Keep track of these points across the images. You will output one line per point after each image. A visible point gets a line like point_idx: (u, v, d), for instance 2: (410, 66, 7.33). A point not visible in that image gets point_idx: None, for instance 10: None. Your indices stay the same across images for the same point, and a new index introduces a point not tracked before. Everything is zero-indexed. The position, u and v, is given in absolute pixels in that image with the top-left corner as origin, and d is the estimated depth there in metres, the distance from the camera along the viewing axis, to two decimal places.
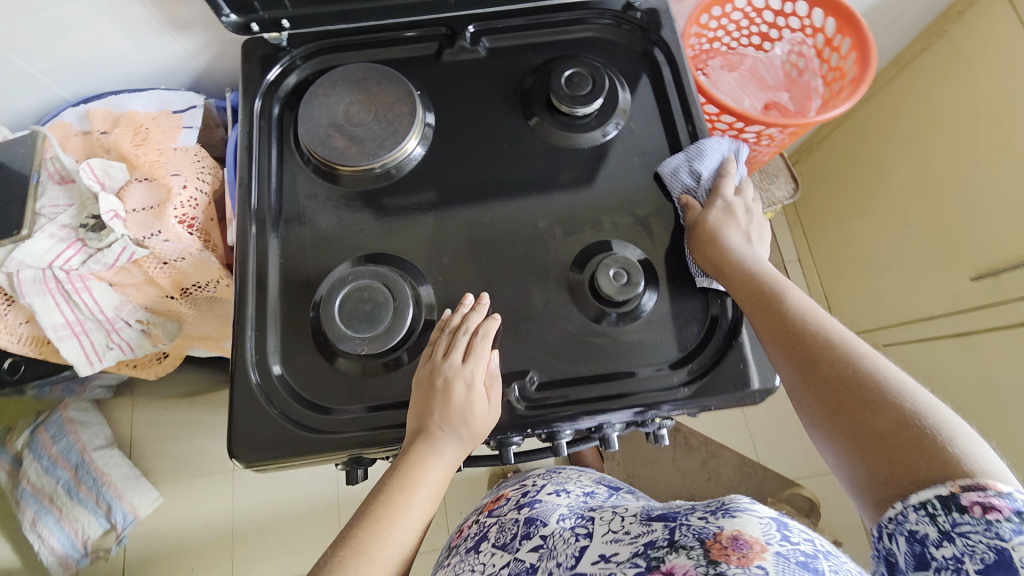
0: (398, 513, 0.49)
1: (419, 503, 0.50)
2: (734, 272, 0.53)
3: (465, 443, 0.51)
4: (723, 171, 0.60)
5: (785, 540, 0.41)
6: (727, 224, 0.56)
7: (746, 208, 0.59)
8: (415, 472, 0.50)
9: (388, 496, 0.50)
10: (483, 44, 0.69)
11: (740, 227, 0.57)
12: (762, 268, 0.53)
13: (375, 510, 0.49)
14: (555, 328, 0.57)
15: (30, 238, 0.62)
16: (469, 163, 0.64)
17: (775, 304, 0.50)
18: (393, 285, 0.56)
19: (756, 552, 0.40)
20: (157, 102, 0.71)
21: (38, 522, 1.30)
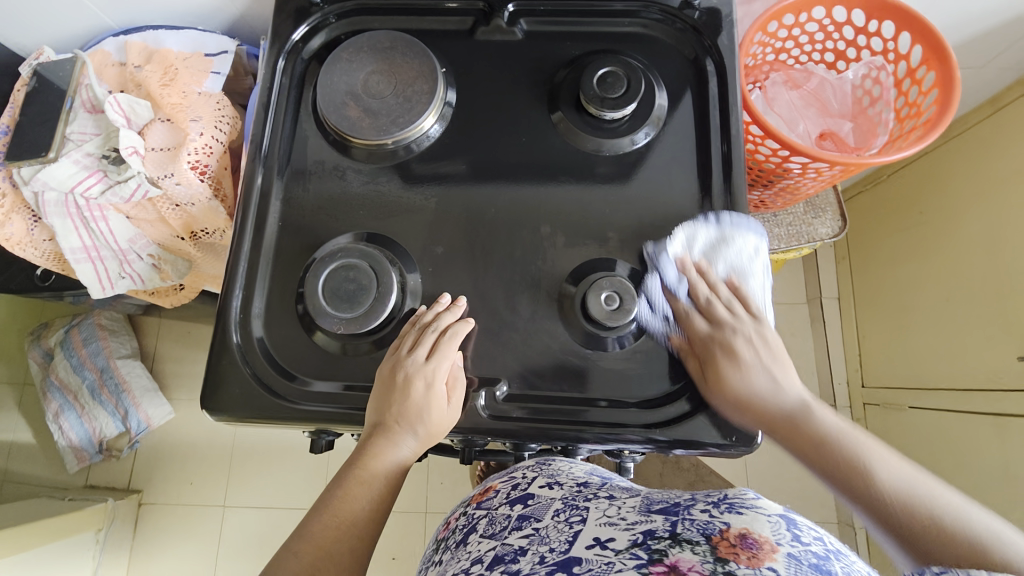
0: (349, 496, 0.50)
1: (370, 491, 0.50)
2: (789, 426, 0.47)
3: (416, 442, 0.51)
4: (678, 308, 0.54)
5: (796, 540, 0.39)
6: (734, 371, 0.49)
7: (734, 326, 0.51)
8: (370, 462, 0.50)
9: (344, 481, 0.51)
10: (521, 26, 0.64)
11: (745, 365, 0.49)
12: (832, 426, 0.45)
13: (333, 495, 0.50)
14: (537, 341, 0.55)
15: (56, 161, 0.65)
16: (483, 151, 0.61)
17: (863, 482, 0.42)
18: (379, 269, 0.55)
19: (766, 552, 0.38)
20: (191, 43, 0.71)
21: (61, 415, 1.47)
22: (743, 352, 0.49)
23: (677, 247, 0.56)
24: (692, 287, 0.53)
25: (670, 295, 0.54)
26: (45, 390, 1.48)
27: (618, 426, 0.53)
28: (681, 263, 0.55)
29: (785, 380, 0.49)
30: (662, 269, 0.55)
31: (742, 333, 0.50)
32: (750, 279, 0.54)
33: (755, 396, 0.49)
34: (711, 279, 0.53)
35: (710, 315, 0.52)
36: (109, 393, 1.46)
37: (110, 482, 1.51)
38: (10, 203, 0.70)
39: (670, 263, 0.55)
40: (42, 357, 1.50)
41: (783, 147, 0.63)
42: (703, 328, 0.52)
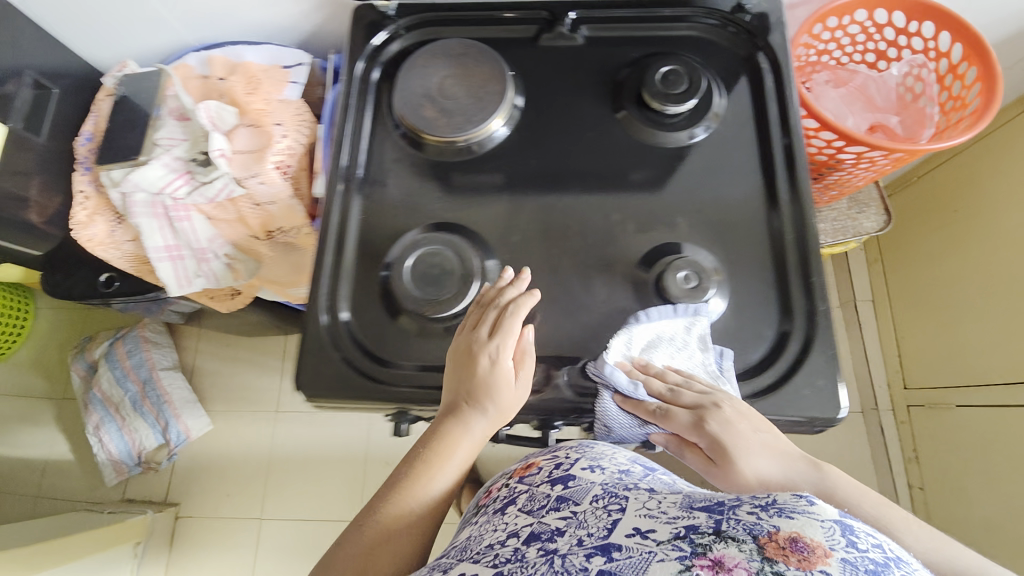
0: (427, 478, 0.52)
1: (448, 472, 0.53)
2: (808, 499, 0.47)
3: (489, 428, 0.53)
4: (648, 412, 0.53)
5: (852, 546, 0.33)
6: (734, 454, 0.49)
7: (705, 403, 0.51)
8: (445, 445, 0.52)
9: (417, 463, 0.52)
10: (582, 32, 0.68)
11: (745, 439, 0.49)
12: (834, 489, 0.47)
13: (409, 477, 0.52)
14: (613, 322, 0.57)
15: (147, 164, 0.69)
16: (550, 147, 0.65)
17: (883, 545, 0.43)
18: (463, 253, 0.58)
19: (818, 556, 0.33)
20: (269, 56, 0.76)
21: (101, 428, 1.49)
22: (735, 424, 0.50)
23: (616, 354, 0.54)
24: (648, 385, 0.53)
25: (631, 400, 0.54)
26: (87, 403, 1.51)
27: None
28: (626, 370, 0.54)
29: (779, 445, 0.49)
30: (611, 380, 0.53)
31: (717, 412, 0.50)
32: (690, 357, 0.55)
33: (765, 477, 0.48)
34: (660, 370, 0.54)
35: (679, 402, 0.52)
36: (151, 405, 1.49)
37: (148, 495, 1.52)
38: (94, 206, 0.75)
39: (617, 371, 0.53)
40: (85, 370, 1.53)
41: (838, 138, 0.66)
42: (684, 420, 0.51)
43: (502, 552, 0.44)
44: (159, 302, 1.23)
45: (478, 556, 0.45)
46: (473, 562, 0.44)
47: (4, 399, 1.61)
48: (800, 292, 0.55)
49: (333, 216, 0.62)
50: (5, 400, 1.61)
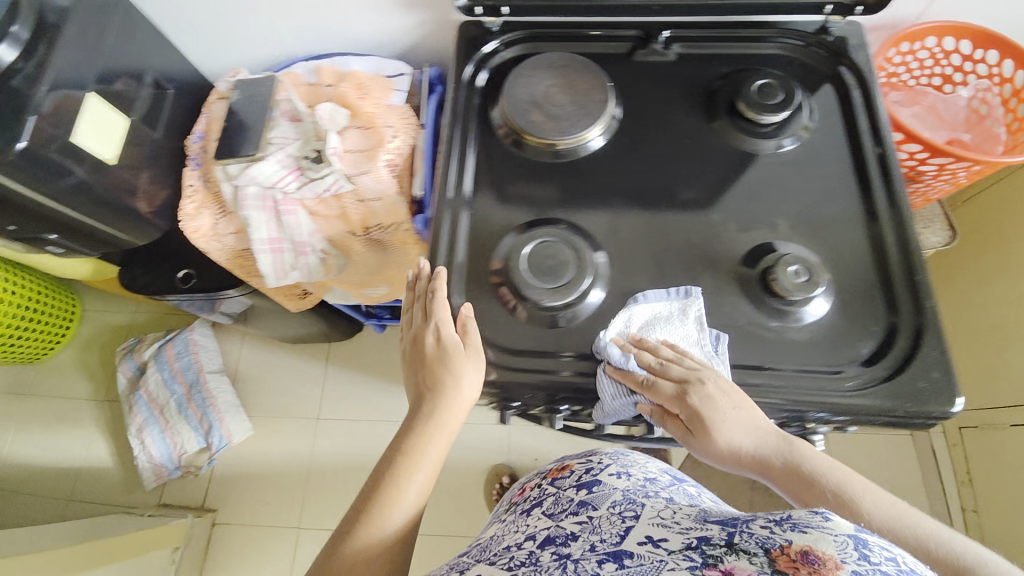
0: (401, 476, 0.58)
1: (418, 468, 0.58)
2: (784, 467, 0.52)
3: (454, 417, 0.60)
4: (636, 382, 0.57)
5: (863, 559, 0.36)
6: (712, 425, 0.54)
7: (691, 377, 0.56)
8: (417, 440, 0.59)
9: (396, 462, 0.58)
10: (674, 49, 0.73)
11: (721, 410, 0.54)
12: (809, 459, 0.52)
13: (387, 473, 0.58)
14: (722, 315, 0.60)
15: (263, 160, 0.73)
16: (648, 153, 0.69)
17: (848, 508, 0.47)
18: (576, 246, 0.62)
19: (828, 567, 0.36)
20: (373, 66, 0.82)
21: (144, 429, 1.50)
22: (715, 396, 0.54)
23: (613, 330, 0.59)
24: (641, 357, 0.57)
25: (624, 372, 0.57)
26: (131, 404, 1.52)
27: (819, 396, 0.56)
28: (620, 343, 0.58)
29: (754, 420, 0.54)
30: (606, 352, 0.58)
31: (701, 387, 0.55)
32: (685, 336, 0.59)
33: (739, 445, 0.53)
34: (655, 345, 0.58)
35: (667, 376, 0.56)
36: (196, 407, 1.51)
37: (184, 501, 1.50)
38: (201, 200, 0.79)
39: (611, 345, 0.58)
40: (132, 371, 1.55)
41: (922, 149, 0.70)
42: (668, 391, 0.56)
43: (522, 551, 0.54)
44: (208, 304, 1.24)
45: (497, 558, 0.55)
46: (492, 562, 0.55)
47: (43, 399, 1.61)
48: (906, 288, 0.59)
49: (454, 213, 0.66)
50: (44, 400, 1.60)
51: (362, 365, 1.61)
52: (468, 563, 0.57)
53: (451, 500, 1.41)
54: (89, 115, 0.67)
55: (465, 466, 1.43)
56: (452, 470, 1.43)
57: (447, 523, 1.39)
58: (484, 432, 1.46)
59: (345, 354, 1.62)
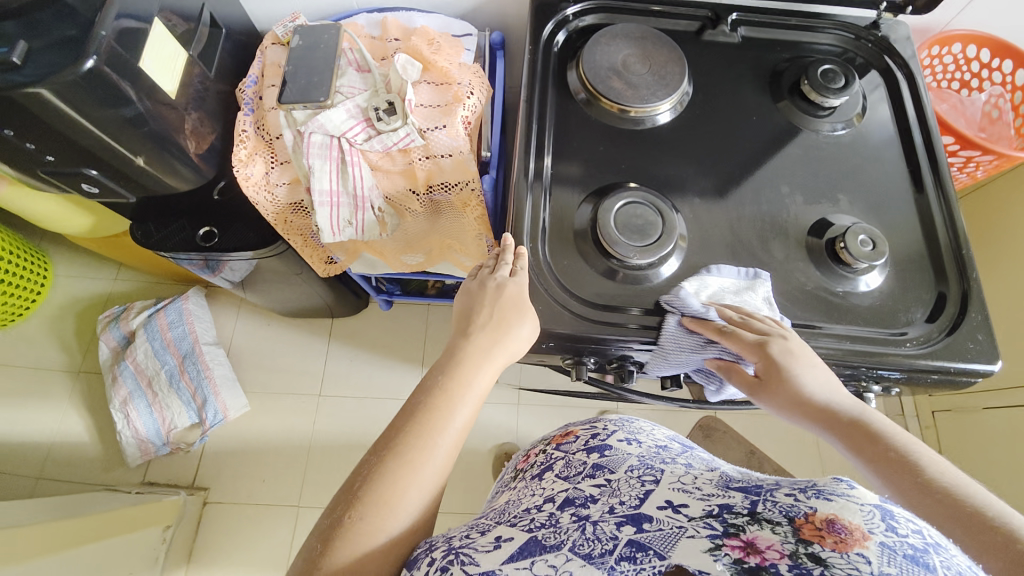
0: (449, 409, 0.50)
1: (467, 406, 0.51)
2: (849, 425, 0.51)
3: (506, 358, 0.55)
4: (716, 332, 0.58)
5: (891, 531, 0.34)
6: (790, 374, 0.54)
7: (777, 335, 0.56)
8: (465, 378, 0.52)
9: (440, 396, 0.50)
10: (739, 32, 0.77)
11: (800, 366, 0.54)
12: (880, 423, 0.50)
13: (428, 408, 0.50)
14: (793, 279, 0.64)
15: (333, 107, 0.71)
16: (718, 127, 0.73)
17: (912, 468, 0.45)
18: (661, 210, 0.64)
19: (856, 538, 0.34)
20: (439, 24, 0.81)
21: (129, 403, 1.40)
22: (795, 351, 0.55)
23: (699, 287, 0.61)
24: (722, 312, 0.59)
25: (698, 321, 0.59)
26: (115, 375, 1.42)
27: (883, 355, 0.60)
28: (704, 300, 0.59)
29: (826, 379, 0.54)
30: (686, 303, 0.59)
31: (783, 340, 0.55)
32: (762, 306, 0.60)
33: (809, 395, 0.53)
34: (733, 306, 0.60)
35: (750, 328, 0.57)
36: (189, 380, 1.43)
37: (173, 479, 1.40)
38: (253, 146, 0.76)
39: (692, 296, 0.59)
40: (117, 341, 1.46)
41: (955, 141, 0.79)
42: (749, 340, 0.55)
43: (537, 515, 0.48)
44: (212, 269, 1.16)
45: (516, 520, 0.49)
46: (512, 524, 0.48)
47: (9, 369, 1.46)
48: (953, 261, 0.66)
49: (539, 174, 0.68)
50: (11, 370, 1.46)
51: (366, 341, 1.56)
52: (487, 525, 0.51)
53: (460, 478, 1.38)
54: (153, 44, 0.63)
55: (476, 443, 1.41)
56: (463, 448, 1.41)
57: (457, 501, 1.36)
58: (495, 410, 1.44)
59: (349, 329, 1.57)
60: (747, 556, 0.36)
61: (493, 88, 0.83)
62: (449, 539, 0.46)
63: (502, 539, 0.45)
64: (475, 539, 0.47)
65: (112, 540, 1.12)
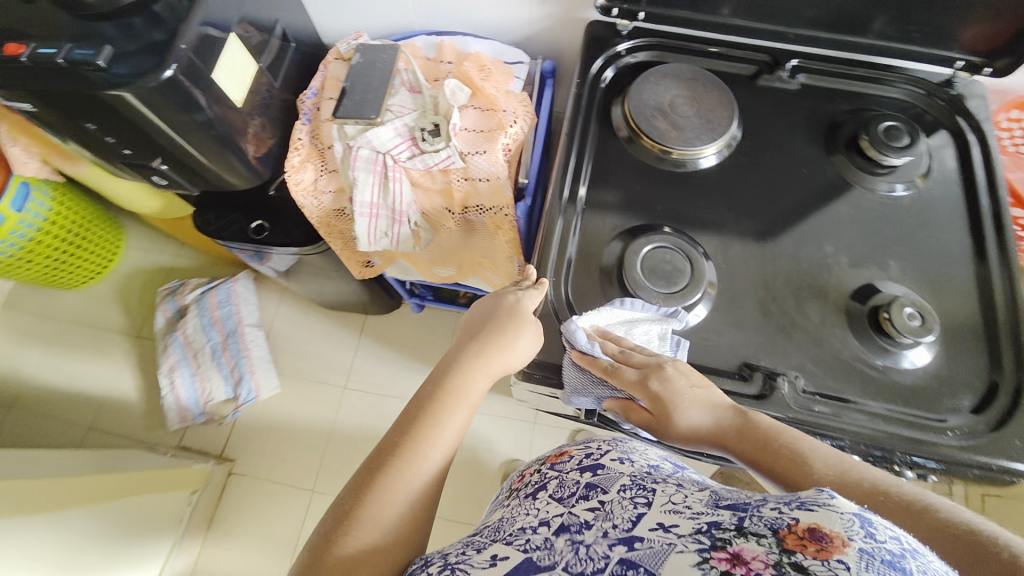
0: (441, 417, 0.51)
1: (459, 412, 0.52)
2: (738, 437, 0.51)
3: (502, 368, 0.57)
4: (601, 368, 0.57)
5: (869, 535, 0.32)
6: (673, 407, 0.54)
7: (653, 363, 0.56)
8: (459, 385, 0.53)
9: (431, 404, 0.51)
10: (798, 79, 0.75)
11: (681, 392, 0.54)
12: (761, 422, 0.51)
13: (420, 416, 0.51)
14: (826, 346, 0.61)
15: (381, 125, 0.75)
16: (764, 176, 0.70)
17: (802, 466, 0.45)
18: (690, 256, 0.63)
19: (837, 546, 0.32)
20: (493, 50, 0.83)
21: (175, 370, 1.51)
22: (673, 377, 0.55)
23: (586, 321, 0.60)
24: (605, 345, 0.58)
25: (591, 359, 0.57)
26: (166, 344, 1.54)
27: (918, 442, 0.56)
28: (588, 333, 0.59)
29: (709, 397, 0.55)
30: (575, 336, 0.58)
31: (660, 371, 0.55)
32: (649, 337, 0.60)
33: (698, 424, 0.53)
34: (619, 337, 0.60)
35: (629, 362, 0.57)
36: (230, 356, 1.53)
37: (205, 447, 1.48)
38: (306, 155, 0.80)
39: (581, 330, 0.58)
40: (172, 313, 1.58)
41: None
42: (631, 377, 0.55)
43: (532, 537, 0.46)
44: (261, 258, 1.24)
45: (511, 539, 0.47)
46: (508, 542, 0.47)
47: (78, 327, 1.61)
48: (1013, 345, 0.60)
49: (574, 198, 0.68)
50: (80, 327, 1.61)
51: (395, 340, 1.61)
52: (483, 543, 0.50)
53: (468, 489, 1.38)
54: (227, 55, 0.69)
55: (489, 456, 1.41)
56: (474, 459, 1.41)
57: (463, 511, 1.36)
58: (510, 426, 1.44)
59: (381, 327, 1.62)
60: (733, 568, 0.34)
61: (539, 115, 0.84)
62: (446, 554, 0.46)
63: (497, 559, 0.44)
64: (471, 557, 0.46)
65: (142, 497, 1.20)
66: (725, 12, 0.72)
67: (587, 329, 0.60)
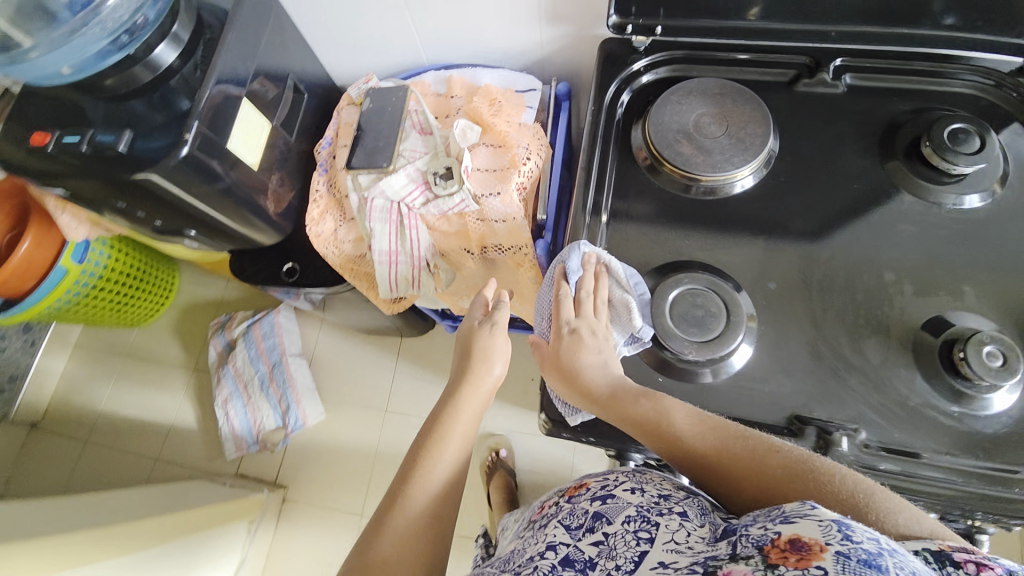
0: (444, 443, 0.57)
1: (460, 435, 0.58)
2: (611, 399, 0.53)
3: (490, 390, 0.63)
4: (559, 290, 0.59)
5: (846, 539, 0.32)
6: (568, 357, 0.56)
7: (590, 329, 0.57)
8: (451, 419, 0.59)
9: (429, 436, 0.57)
10: (844, 80, 0.67)
11: (584, 352, 0.56)
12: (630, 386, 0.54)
13: (418, 453, 0.56)
14: (891, 391, 0.54)
15: (393, 174, 0.73)
16: (810, 195, 0.63)
17: (665, 424, 0.50)
18: (727, 298, 0.57)
19: (814, 552, 0.32)
20: (504, 79, 0.80)
21: (228, 402, 1.59)
22: (587, 340, 0.56)
23: (587, 254, 0.59)
24: (582, 282, 0.58)
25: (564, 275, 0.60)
26: (219, 377, 1.62)
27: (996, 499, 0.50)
28: (584, 261, 0.59)
29: (604, 363, 0.55)
30: (570, 252, 0.59)
31: (582, 328, 0.57)
32: (620, 319, 0.58)
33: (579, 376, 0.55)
34: (602, 287, 0.58)
35: (577, 310, 0.58)
36: (277, 386, 1.59)
37: (260, 474, 1.55)
38: (325, 206, 0.80)
39: (576, 256, 0.59)
40: (222, 346, 1.66)
41: None
42: (566, 316, 0.58)
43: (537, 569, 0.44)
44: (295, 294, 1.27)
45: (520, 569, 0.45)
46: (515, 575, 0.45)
47: (142, 362, 1.72)
48: None
49: (598, 211, 0.65)
50: (143, 363, 1.72)
51: (431, 361, 1.62)
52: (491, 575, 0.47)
53: None
54: (241, 120, 0.69)
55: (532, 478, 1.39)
56: None
57: None
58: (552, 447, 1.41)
59: (416, 349, 1.64)
60: None
61: (556, 143, 0.80)
62: None
63: None
64: None
65: (208, 530, 1.27)
66: (751, 16, 0.67)
67: (587, 258, 0.59)
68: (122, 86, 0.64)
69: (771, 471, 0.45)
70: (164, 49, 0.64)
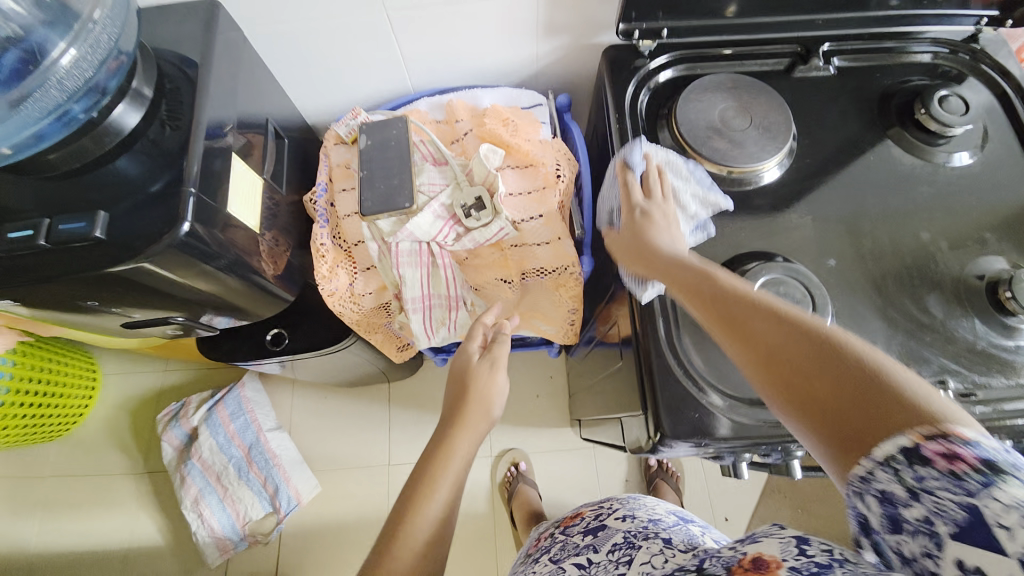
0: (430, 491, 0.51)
1: (449, 480, 0.52)
2: (668, 263, 0.54)
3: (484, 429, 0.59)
4: (624, 179, 0.63)
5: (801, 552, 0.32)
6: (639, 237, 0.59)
7: (660, 210, 0.61)
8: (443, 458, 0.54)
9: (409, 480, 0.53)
10: (834, 64, 0.72)
11: (655, 229, 0.59)
12: (689, 259, 0.53)
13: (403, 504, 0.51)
14: (960, 339, 0.58)
15: (419, 213, 0.66)
16: (836, 171, 0.67)
17: (707, 282, 0.49)
18: (805, 283, 0.58)
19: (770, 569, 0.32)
20: (505, 97, 0.77)
21: (200, 501, 1.36)
22: (656, 219, 0.60)
23: (646, 150, 0.64)
24: (647, 170, 0.63)
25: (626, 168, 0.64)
26: (182, 476, 1.38)
27: None
28: (646, 158, 0.64)
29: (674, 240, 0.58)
30: (630, 147, 0.65)
31: (652, 210, 0.60)
32: (687, 204, 0.62)
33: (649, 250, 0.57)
34: (667, 176, 0.63)
35: (647, 195, 0.62)
36: (258, 470, 1.39)
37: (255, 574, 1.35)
38: (333, 259, 0.70)
39: (637, 151, 0.64)
40: (180, 439, 1.42)
41: None
42: (636, 202, 0.62)
43: None
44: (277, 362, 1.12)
45: None
46: None
47: (72, 480, 1.42)
48: None
49: None
50: (74, 481, 1.42)
51: (428, 400, 1.51)
52: None
53: None
54: (235, 180, 0.58)
55: None
56: None
57: None
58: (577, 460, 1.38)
59: (409, 391, 1.52)
60: None
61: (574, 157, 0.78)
62: None
63: None
64: None
65: None
66: (729, 13, 0.68)
67: (648, 152, 0.64)
68: (71, 158, 0.52)
69: (843, 375, 0.35)
70: (125, 110, 0.53)
